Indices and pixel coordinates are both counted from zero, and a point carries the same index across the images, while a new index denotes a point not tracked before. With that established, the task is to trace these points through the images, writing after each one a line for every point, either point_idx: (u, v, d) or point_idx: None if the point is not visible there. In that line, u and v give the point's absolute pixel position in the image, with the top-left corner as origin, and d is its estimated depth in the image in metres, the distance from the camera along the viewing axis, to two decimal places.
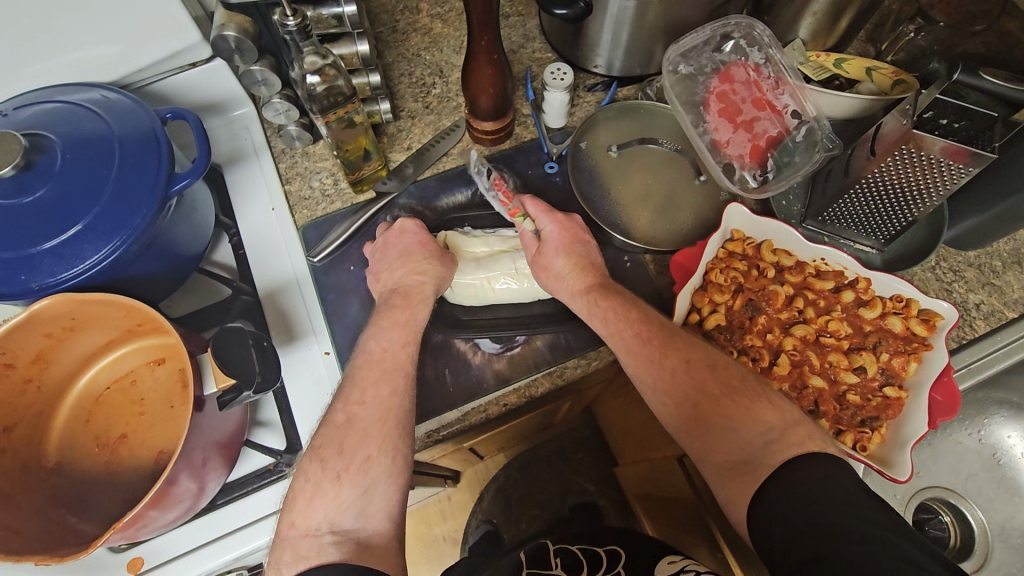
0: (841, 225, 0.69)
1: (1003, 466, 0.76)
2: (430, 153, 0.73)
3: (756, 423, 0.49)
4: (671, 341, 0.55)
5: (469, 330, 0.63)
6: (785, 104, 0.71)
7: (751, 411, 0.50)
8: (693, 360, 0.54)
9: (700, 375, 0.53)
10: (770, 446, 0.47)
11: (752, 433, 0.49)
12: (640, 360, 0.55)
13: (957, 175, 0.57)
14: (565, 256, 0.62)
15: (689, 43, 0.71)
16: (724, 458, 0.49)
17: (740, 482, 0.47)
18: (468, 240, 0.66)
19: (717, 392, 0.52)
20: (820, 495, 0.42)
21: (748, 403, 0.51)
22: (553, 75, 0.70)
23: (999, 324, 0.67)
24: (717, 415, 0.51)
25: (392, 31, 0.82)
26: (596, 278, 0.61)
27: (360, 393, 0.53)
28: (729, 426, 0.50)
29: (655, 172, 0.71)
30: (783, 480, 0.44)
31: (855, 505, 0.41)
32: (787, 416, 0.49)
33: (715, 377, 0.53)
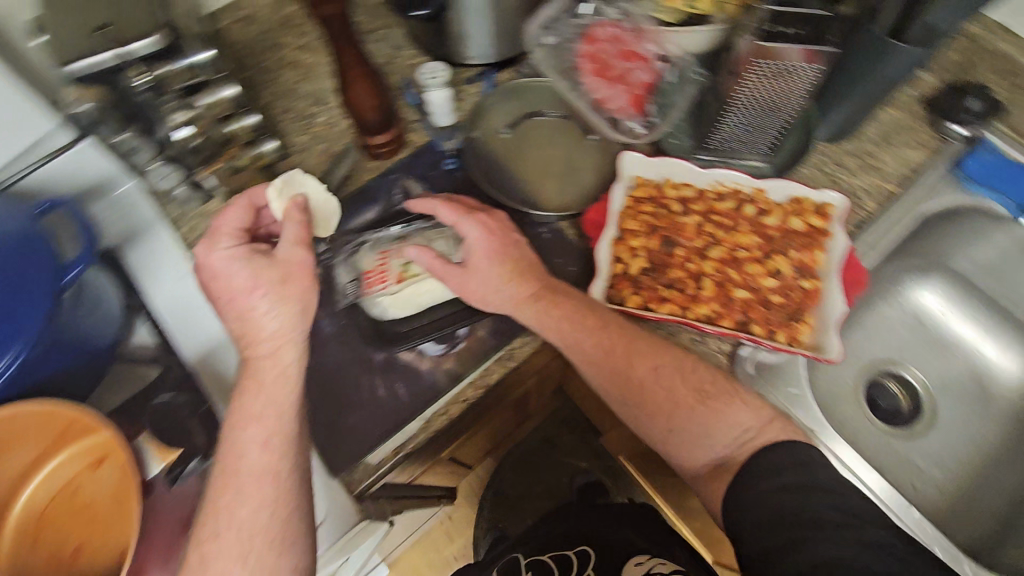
0: (729, 148, 0.73)
1: (929, 326, 0.83)
2: (329, 180, 0.73)
3: (732, 425, 0.56)
4: (637, 348, 0.59)
5: (410, 338, 0.63)
6: (650, 51, 0.74)
7: (723, 413, 0.56)
8: (662, 367, 0.58)
9: (671, 384, 0.58)
10: (746, 444, 0.54)
11: (727, 435, 0.55)
12: (611, 373, 0.58)
13: (810, 74, 0.62)
14: (498, 265, 0.60)
15: (547, 16, 0.74)
16: (700, 460, 0.56)
17: (716, 480, 0.54)
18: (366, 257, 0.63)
19: (691, 401, 0.57)
20: (787, 482, 0.49)
21: (723, 407, 0.56)
22: (428, 76, 0.72)
23: (887, 199, 0.73)
24: (693, 421, 0.57)
25: (260, 72, 0.81)
26: (535, 281, 0.61)
27: (216, 521, 0.49)
28: (705, 429, 0.56)
29: (548, 142, 0.73)
30: (755, 475, 0.51)
31: (821, 488, 0.48)
32: (760, 412, 0.56)
33: (688, 386, 0.58)
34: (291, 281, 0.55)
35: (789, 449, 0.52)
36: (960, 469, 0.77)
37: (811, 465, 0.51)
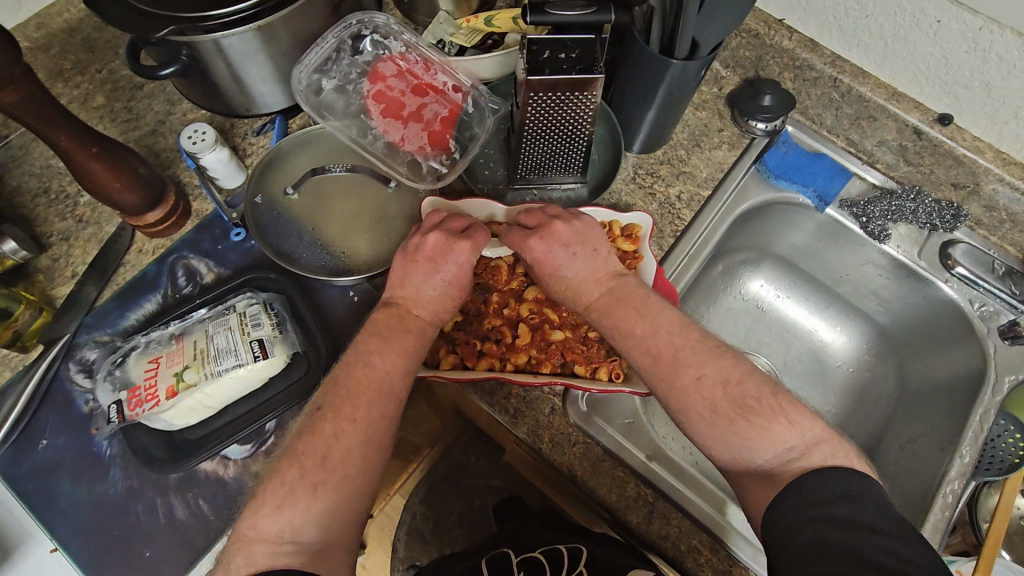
0: (541, 174, 0.71)
1: (767, 311, 0.86)
2: (97, 271, 0.63)
3: (773, 444, 0.48)
4: (688, 355, 0.52)
5: (205, 447, 0.56)
6: (443, 81, 0.69)
7: (768, 430, 0.48)
8: (707, 376, 0.51)
9: (712, 393, 0.50)
10: (787, 463, 0.47)
11: (767, 452, 0.48)
12: (660, 385, 0.52)
13: (591, 98, 0.60)
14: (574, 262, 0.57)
15: (319, 57, 0.67)
16: (739, 473, 0.49)
17: (755, 489, 0.48)
18: (134, 367, 0.55)
19: (732, 414, 0.49)
20: (826, 514, 0.42)
21: (767, 423, 0.48)
22: (192, 139, 0.62)
23: (700, 205, 0.74)
24: (735, 439, 0.49)
25: (6, 151, 0.70)
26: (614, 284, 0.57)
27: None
28: (742, 442, 0.49)
29: (347, 194, 0.67)
30: (800, 496, 0.44)
31: (867, 527, 0.41)
32: (809, 433, 0.48)
33: (730, 398, 0.50)
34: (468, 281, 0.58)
35: (837, 476, 0.44)
36: None
37: (829, 489, 0.44)
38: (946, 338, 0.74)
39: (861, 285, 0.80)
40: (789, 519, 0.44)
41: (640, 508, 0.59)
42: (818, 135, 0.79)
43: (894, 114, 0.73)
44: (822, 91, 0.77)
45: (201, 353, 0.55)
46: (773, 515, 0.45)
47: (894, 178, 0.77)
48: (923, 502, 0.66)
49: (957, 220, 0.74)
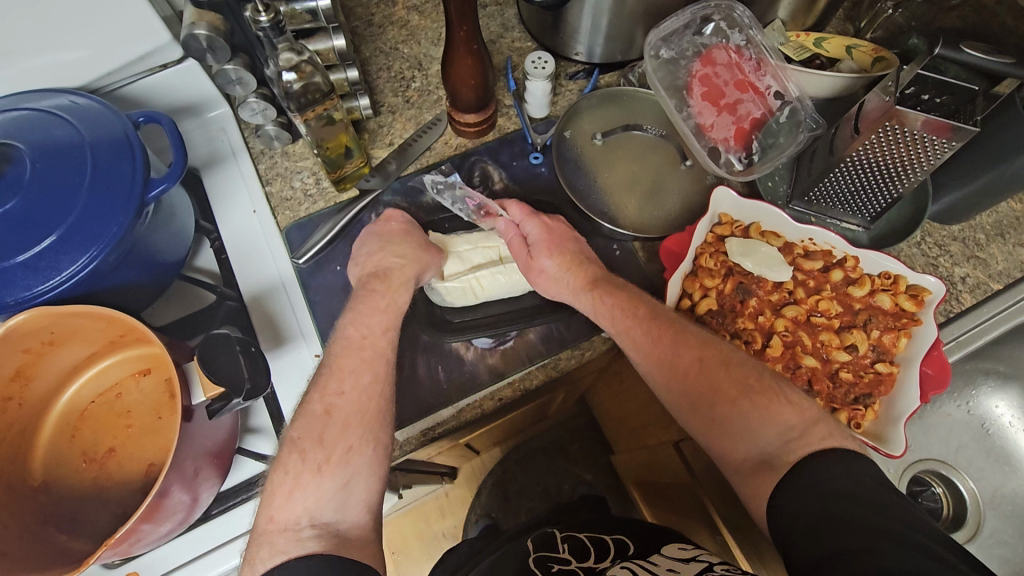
0: (827, 204, 0.69)
1: (992, 435, 0.78)
2: (412, 148, 0.72)
3: (774, 421, 0.50)
4: (685, 338, 0.56)
5: (460, 327, 0.63)
6: (768, 85, 0.70)
7: (770, 411, 0.51)
8: (706, 359, 0.55)
9: (714, 375, 0.54)
10: (788, 445, 0.48)
11: (769, 439, 0.50)
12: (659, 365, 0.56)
13: (941, 150, 0.57)
14: (557, 256, 0.62)
15: (669, 27, 0.70)
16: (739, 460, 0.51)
17: (757, 481, 0.48)
18: (455, 241, 0.66)
19: (732, 393, 0.53)
20: (839, 489, 0.43)
21: (766, 404, 0.52)
22: (534, 64, 0.69)
23: (984, 296, 0.68)
24: (732, 418, 0.52)
25: (368, 25, 0.81)
26: (593, 273, 0.61)
27: (338, 383, 0.53)
28: (745, 435, 0.51)
29: (641, 157, 0.71)
30: (800, 488, 0.45)
31: (865, 503, 0.41)
32: (807, 414, 0.50)
33: (730, 377, 0.54)
34: (572, 254, 0.62)
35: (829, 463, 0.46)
36: None
37: (860, 477, 0.44)
38: None
39: None
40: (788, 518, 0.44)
41: None
42: None
43: None
44: None
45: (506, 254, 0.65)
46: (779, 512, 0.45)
47: None
48: None
49: None
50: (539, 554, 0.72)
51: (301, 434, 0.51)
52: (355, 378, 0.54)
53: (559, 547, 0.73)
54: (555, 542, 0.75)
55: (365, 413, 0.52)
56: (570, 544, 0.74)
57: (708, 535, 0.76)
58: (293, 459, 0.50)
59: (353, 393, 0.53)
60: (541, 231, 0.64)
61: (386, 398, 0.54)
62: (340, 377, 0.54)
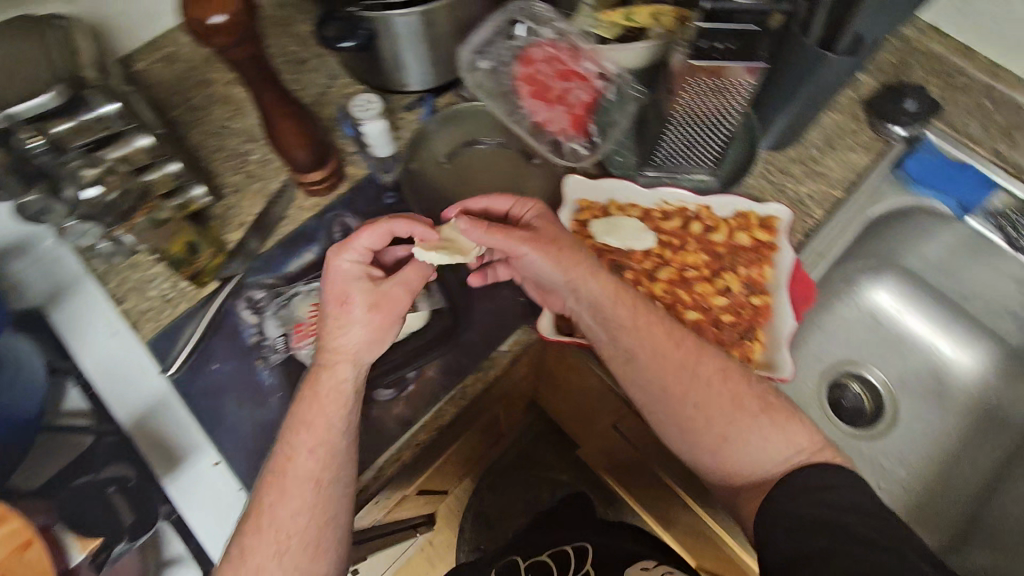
0: (674, 163, 0.72)
1: (884, 323, 0.84)
2: (265, 222, 0.70)
3: (789, 441, 0.52)
4: (706, 349, 0.56)
5: (360, 386, 0.61)
6: (588, 69, 0.73)
7: (787, 429, 0.53)
8: (727, 371, 0.55)
9: (733, 390, 0.54)
10: (795, 459, 0.51)
11: (782, 449, 0.52)
12: (660, 380, 0.54)
13: (743, 91, 0.64)
14: (530, 245, 0.55)
15: (480, 39, 0.72)
16: (745, 478, 0.53)
17: (750, 493, 0.52)
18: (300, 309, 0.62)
19: (753, 410, 0.53)
20: (829, 501, 0.48)
21: (783, 422, 0.53)
22: (360, 108, 0.68)
23: (832, 205, 0.73)
24: (747, 435, 0.53)
25: (190, 111, 0.78)
26: (567, 244, 0.56)
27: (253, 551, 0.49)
28: (747, 440, 0.53)
29: (491, 168, 0.72)
30: (795, 496, 0.49)
31: (857, 512, 0.46)
32: (816, 437, 0.53)
33: (751, 394, 0.54)
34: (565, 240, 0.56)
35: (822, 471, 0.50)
36: (922, 466, 0.78)
37: (850, 493, 0.48)
38: None
39: (993, 302, 0.78)
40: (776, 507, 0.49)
41: None
42: (960, 143, 0.74)
43: None
44: (970, 99, 0.75)
45: None
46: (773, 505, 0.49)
47: None
48: None
49: None
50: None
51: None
52: (270, 508, 0.50)
53: None
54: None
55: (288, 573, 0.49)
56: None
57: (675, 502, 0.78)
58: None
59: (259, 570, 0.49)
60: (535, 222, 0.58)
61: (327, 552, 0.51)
62: (260, 508, 0.50)
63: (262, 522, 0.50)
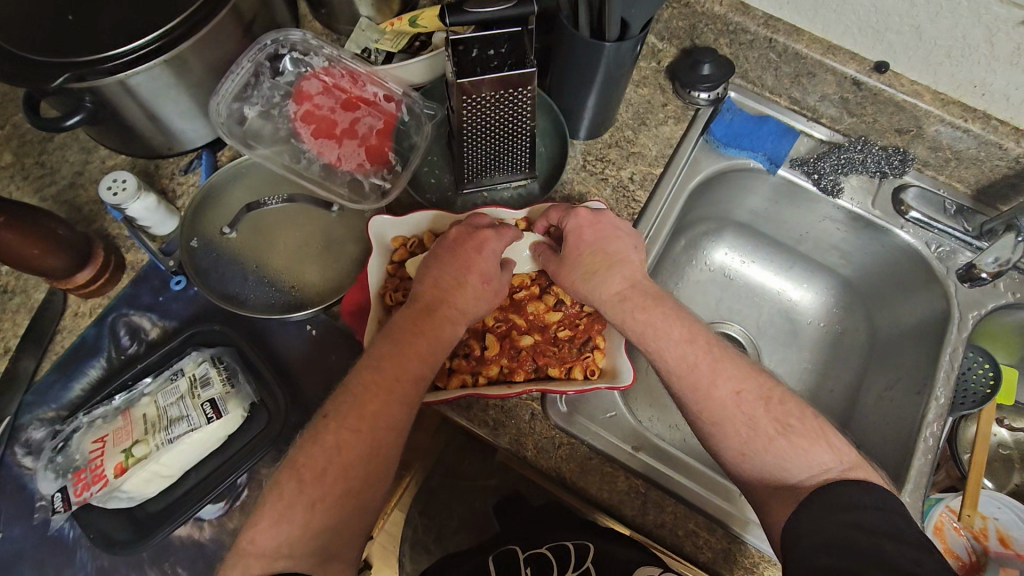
0: (488, 175, 0.68)
1: (733, 278, 0.86)
2: (32, 345, 0.59)
3: (809, 462, 0.49)
4: (724, 368, 0.53)
5: (178, 512, 0.53)
6: (374, 93, 0.67)
7: (808, 449, 0.49)
8: (743, 393, 0.52)
9: (752, 412, 0.51)
10: (815, 479, 0.48)
11: (804, 470, 0.49)
12: (686, 385, 0.53)
13: (528, 96, 0.59)
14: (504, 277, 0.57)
15: (235, 85, 0.63)
16: (761, 486, 0.50)
17: (775, 506, 0.49)
18: (81, 447, 0.53)
19: (774, 431, 0.51)
20: (859, 522, 0.43)
21: (808, 445, 0.50)
22: (113, 191, 0.58)
23: (654, 184, 0.73)
24: (769, 452, 0.50)
25: None
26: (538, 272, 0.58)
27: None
28: (768, 450, 0.50)
29: (292, 224, 0.64)
30: (823, 516, 0.45)
31: (891, 536, 0.41)
32: (845, 455, 0.49)
33: (771, 414, 0.51)
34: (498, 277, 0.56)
35: (857, 490, 0.46)
36: None
37: (892, 512, 0.44)
38: (901, 291, 0.76)
39: (819, 239, 0.81)
40: (797, 517, 0.46)
41: (634, 500, 0.59)
42: (760, 97, 0.79)
43: (833, 67, 0.71)
44: (760, 53, 0.75)
45: (153, 424, 0.53)
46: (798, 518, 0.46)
47: (839, 131, 0.78)
48: (907, 450, 0.65)
49: (905, 164, 0.74)
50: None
51: None
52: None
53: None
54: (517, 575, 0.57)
55: None
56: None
57: None
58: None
59: None
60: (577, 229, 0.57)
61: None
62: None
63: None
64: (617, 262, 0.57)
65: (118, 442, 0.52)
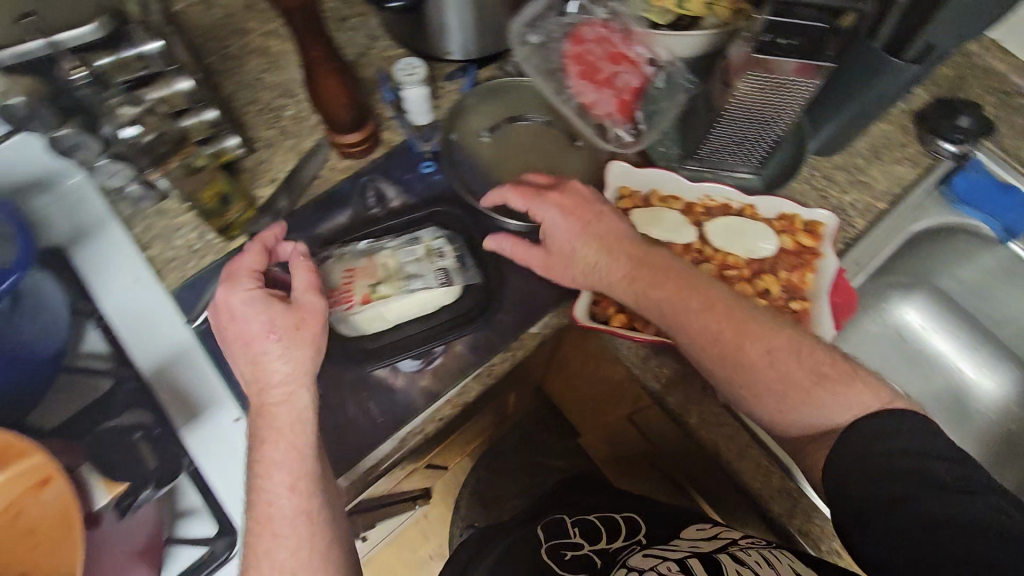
0: (719, 159, 0.70)
1: (907, 340, 0.83)
2: (296, 183, 0.68)
3: (851, 406, 0.49)
4: (807, 319, 0.54)
5: (384, 355, 0.60)
6: (639, 54, 0.71)
7: (849, 395, 0.50)
8: (772, 352, 0.52)
9: (792, 366, 0.51)
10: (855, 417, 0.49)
11: (842, 415, 0.50)
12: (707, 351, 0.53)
13: (807, 88, 0.60)
14: (591, 241, 0.58)
15: (532, 12, 0.71)
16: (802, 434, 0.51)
17: None
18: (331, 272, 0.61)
19: (810, 384, 0.51)
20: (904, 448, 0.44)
21: (845, 390, 0.50)
22: (403, 72, 0.66)
23: (874, 217, 0.73)
24: (819, 403, 0.50)
25: (224, 59, 0.75)
26: (632, 254, 0.58)
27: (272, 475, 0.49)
28: (812, 406, 0.50)
29: (533, 147, 0.70)
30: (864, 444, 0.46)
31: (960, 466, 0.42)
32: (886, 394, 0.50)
33: (804, 369, 0.51)
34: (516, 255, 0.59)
35: (891, 421, 0.47)
36: None
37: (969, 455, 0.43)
38: None
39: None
40: (841, 455, 0.47)
41: (784, 500, 0.59)
42: (1008, 165, 0.75)
43: None
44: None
45: (393, 271, 0.60)
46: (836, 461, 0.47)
47: None
48: None
49: None
50: (549, 543, 0.63)
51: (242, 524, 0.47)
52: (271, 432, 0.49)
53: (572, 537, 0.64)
54: (563, 526, 0.67)
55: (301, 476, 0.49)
56: (579, 526, 0.67)
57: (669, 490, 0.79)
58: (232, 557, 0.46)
59: (288, 475, 0.49)
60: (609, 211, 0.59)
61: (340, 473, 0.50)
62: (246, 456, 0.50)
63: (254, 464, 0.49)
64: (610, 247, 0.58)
65: (362, 278, 0.60)
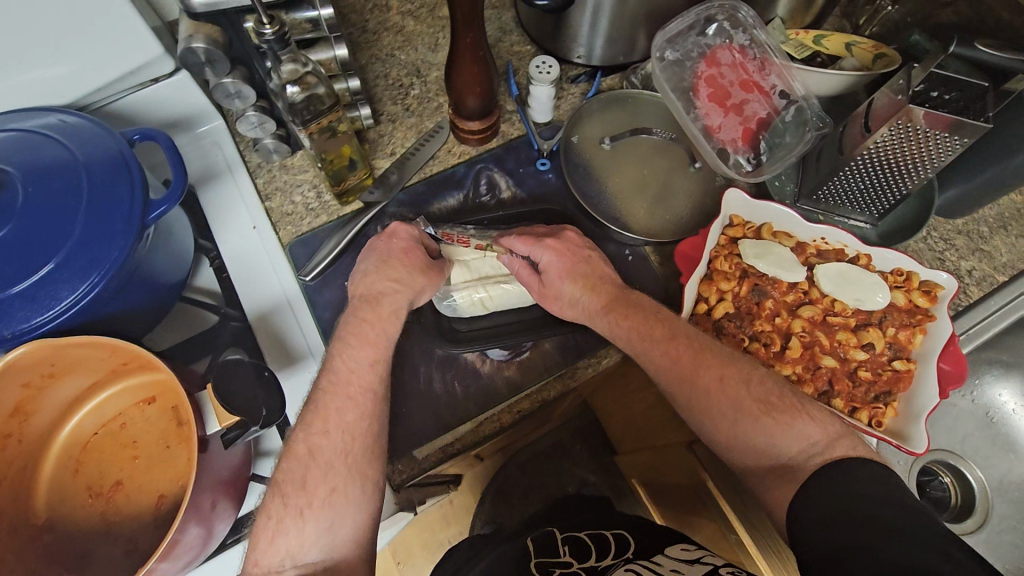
0: (836, 202, 0.69)
1: (997, 423, 0.79)
2: (414, 158, 0.70)
3: (798, 437, 0.48)
4: (705, 358, 0.53)
5: (475, 340, 0.61)
6: (772, 84, 0.70)
7: (792, 427, 0.48)
8: (728, 379, 0.51)
9: (737, 396, 0.50)
10: (813, 454, 0.47)
11: (791, 445, 0.48)
12: (690, 381, 0.52)
13: (952, 146, 0.56)
14: (572, 279, 0.58)
15: (675, 28, 0.70)
16: (773, 463, 0.48)
17: None
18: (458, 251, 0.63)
19: (756, 411, 0.50)
20: (868, 496, 0.41)
21: (789, 420, 0.49)
22: (539, 68, 0.67)
23: (991, 288, 0.69)
24: (758, 434, 0.49)
25: (363, 32, 0.78)
26: (609, 294, 0.58)
27: (322, 423, 0.50)
28: (765, 435, 0.49)
29: (649, 161, 0.70)
30: (828, 481, 0.44)
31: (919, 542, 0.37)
32: (829, 429, 0.48)
33: (753, 395, 0.50)
34: (546, 291, 0.59)
35: (852, 467, 0.44)
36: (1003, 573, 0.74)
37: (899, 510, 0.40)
38: None
39: None
40: (801, 505, 0.44)
41: None
42: None
43: None
44: None
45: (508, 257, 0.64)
46: (803, 500, 0.44)
47: None
48: None
49: None
50: (538, 560, 0.62)
51: (284, 477, 0.49)
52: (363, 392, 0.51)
53: (561, 551, 0.63)
54: (554, 545, 0.64)
55: (348, 454, 0.50)
56: (569, 545, 0.64)
57: (712, 525, 0.72)
58: (275, 503, 0.48)
59: (338, 433, 0.50)
60: (567, 257, 0.59)
61: (375, 435, 0.51)
62: (326, 414, 0.51)
63: (329, 424, 0.50)
64: (572, 279, 0.58)
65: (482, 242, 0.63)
